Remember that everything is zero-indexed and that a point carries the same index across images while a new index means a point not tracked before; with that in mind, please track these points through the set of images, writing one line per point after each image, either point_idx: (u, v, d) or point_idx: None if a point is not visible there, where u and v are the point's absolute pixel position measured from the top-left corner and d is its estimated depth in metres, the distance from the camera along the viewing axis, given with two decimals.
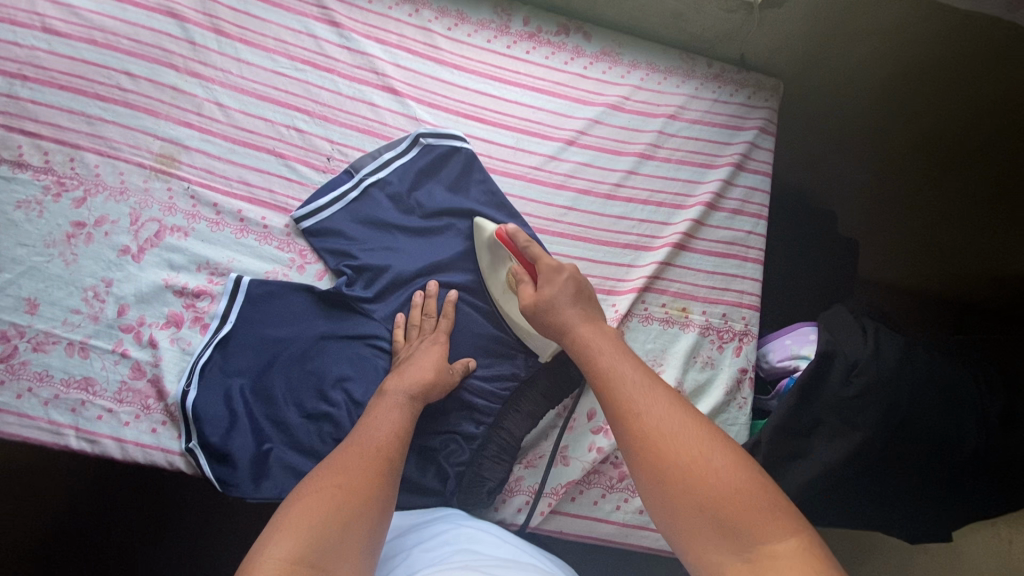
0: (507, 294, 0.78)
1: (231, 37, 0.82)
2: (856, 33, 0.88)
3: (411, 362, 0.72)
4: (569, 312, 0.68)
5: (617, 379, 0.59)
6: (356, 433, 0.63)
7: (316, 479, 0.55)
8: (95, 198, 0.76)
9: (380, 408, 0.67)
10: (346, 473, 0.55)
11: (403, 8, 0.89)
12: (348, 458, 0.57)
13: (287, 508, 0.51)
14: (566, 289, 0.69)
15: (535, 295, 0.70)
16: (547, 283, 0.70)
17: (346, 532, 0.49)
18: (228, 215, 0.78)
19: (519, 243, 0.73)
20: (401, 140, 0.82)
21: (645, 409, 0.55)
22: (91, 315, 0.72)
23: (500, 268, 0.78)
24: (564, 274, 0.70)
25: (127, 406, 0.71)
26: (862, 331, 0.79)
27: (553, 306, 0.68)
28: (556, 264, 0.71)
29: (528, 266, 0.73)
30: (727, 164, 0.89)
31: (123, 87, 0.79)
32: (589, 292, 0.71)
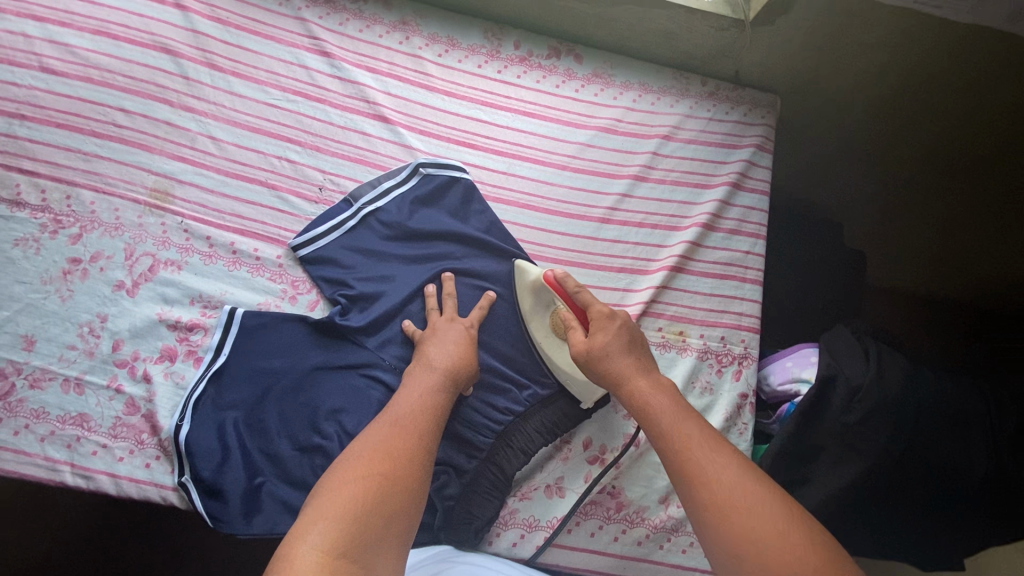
0: (551, 339, 0.77)
1: (224, 70, 0.83)
2: (850, 50, 0.85)
3: (449, 345, 0.73)
4: (623, 362, 0.68)
5: (686, 442, 0.59)
6: (393, 411, 0.65)
7: (359, 460, 0.57)
8: (91, 234, 0.76)
9: (414, 388, 0.68)
10: (388, 460, 0.57)
11: (394, 35, 0.89)
12: (389, 443, 0.60)
13: (333, 491, 0.53)
14: (620, 337, 0.70)
15: (588, 343, 0.70)
16: (601, 330, 0.70)
17: (391, 524, 0.52)
18: (221, 248, 0.78)
19: (570, 289, 0.73)
20: (399, 168, 0.83)
21: (715, 475, 0.55)
22: (87, 350, 0.73)
23: (545, 312, 0.77)
24: (618, 320, 0.71)
25: (122, 441, 0.71)
26: (864, 353, 0.77)
27: (605, 355, 0.69)
28: (609, 311, 0.71)
29: (578, 312, 0.73)
30: (724, 183, 0.88)
31: (119, 124, 0.80)
32: (639, 337, 0.72)
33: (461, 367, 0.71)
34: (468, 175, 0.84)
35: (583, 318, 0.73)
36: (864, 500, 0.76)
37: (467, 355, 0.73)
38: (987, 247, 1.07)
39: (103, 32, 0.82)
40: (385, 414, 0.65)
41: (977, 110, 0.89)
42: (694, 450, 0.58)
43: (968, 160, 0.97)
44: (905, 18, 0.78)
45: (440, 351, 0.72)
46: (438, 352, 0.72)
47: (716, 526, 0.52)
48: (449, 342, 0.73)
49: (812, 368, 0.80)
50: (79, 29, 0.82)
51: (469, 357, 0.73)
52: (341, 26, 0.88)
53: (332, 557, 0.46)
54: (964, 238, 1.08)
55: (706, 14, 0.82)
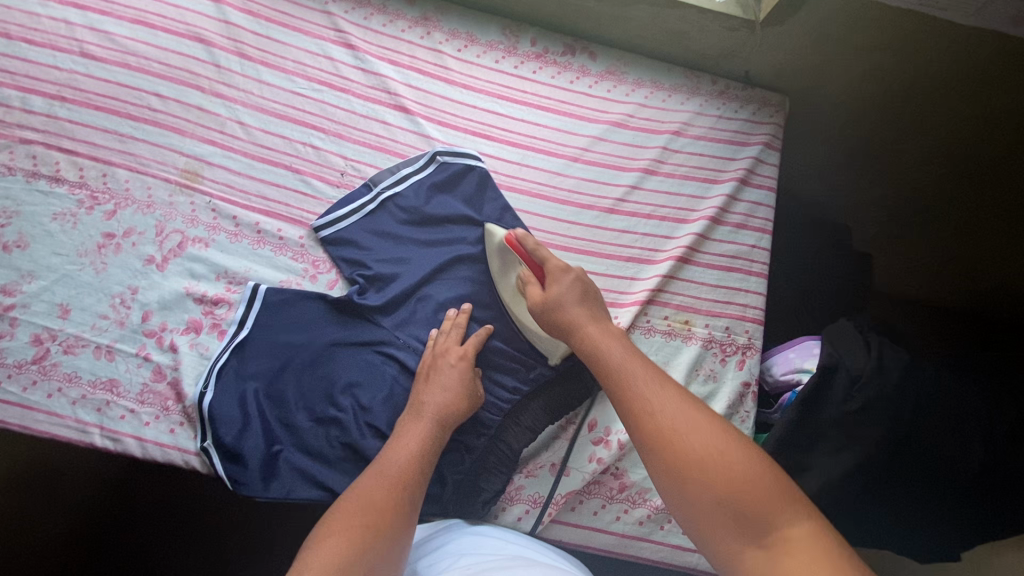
0: (517, 299, 0.80)
1: (253, 60, 0.87)
2: (857, 52, 0.88)
3: (440, 394, 0.73)
4: (575, 312, 0.70)
5: (632, 380, 0.62)
6: (383, 461, 0.67)
7: (346, 512, 0.59)
8: (125, 211, 0.80)
9: (408, 436, 0.70)
10: (371, 512, 0.59)
11: (415, 30, 0.92)
12: (374, 494, 0.62)
13: (320, 544, 0.55)
14: (572, 291, 0.72)
15: (543, 296, 0.72)
16: (555, 283, 0.72)
17: (373, 573, 0.54)
18: (247, 227, 0.82)
19: (528, 248, 0.76)
20: (418, 156, 0.86)
21: (661, 407, 0.58)
22: (117, 320, 0.77)
23: (510, 272, 0.81)
24: (571, 274, 0.73)
25: (149, 407, 0.75)
26: (864, 344, 0.78)
27: (558, 307, 0.71)
28: (564, 265, 0.73)
29: (537, 269, 0.76)
30: (731, 179, 0.91)
31: (153, 108, 0.84)
32: (594, 293, 0.73)
33: (450, 418, 0.73)
34: (482, 165, 0.87)
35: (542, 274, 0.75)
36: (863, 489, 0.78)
37: (459, 402, 0.74)
38: (995, 250, 1.08)
39: (141, 21, 0.86)
40: (373, 466, 0.67)
41: (982, 112, 0.92)
42: (641, 387, 0.61)
43: (976, 162, 0.99)
44: (909, 20, 0.81)
45: (434, 400, 0.73)
46: (431, 397, 0.73)
47: (663, 457, 0.55)
48: (443, 388, 0.74)
49: (814, 359, 0.83)
50: (118, 18, 0.86)
51: (459, 396, 0.74)
52: (366, 20, 0.92)
53: None
54: (972, 238, 1.09)
55: (718, 14, 0.84)
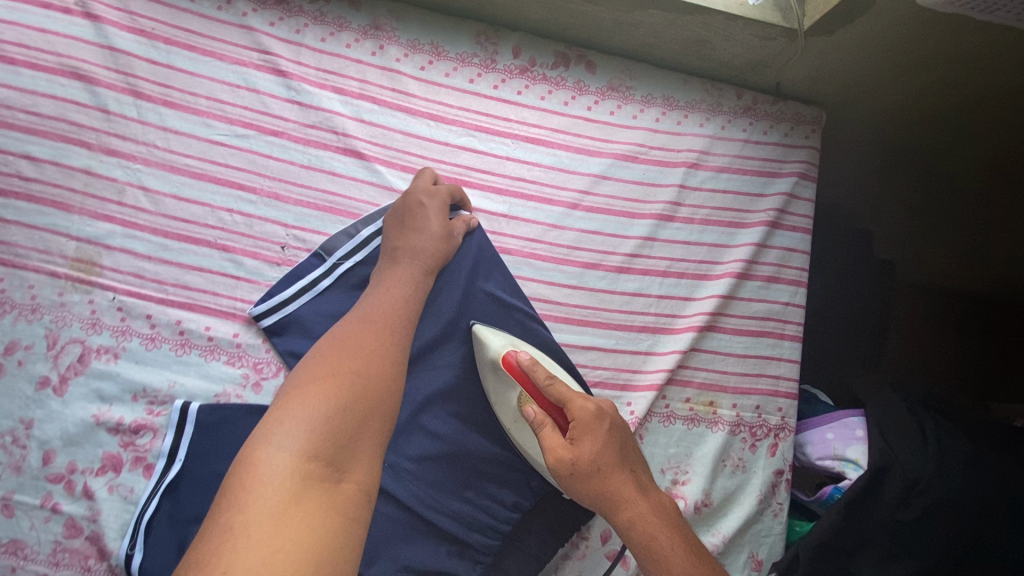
0: (519, 423, 0.66)
1: (153, 100, 0.67)
2: (911, 66, 0.70)
3: (416, 236, 0.65)
4: (617, 480, 0.58)
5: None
6: (363, 306, 0.60)
7: (328, 359, 0.53)
8: (3, 320, 0.63)
9: (386, 283, 0.62)
10: (355, 360, 0.54)
11: (364, 44, 0.72)
12: (359, 342, 0.55)
13: (299, 390, 0.50)
14: (609, 447, 0.59)
15: (570, 450, 0.58)
16: (587, 435, 0.59)
17: (364, 426, 0.51)
18: (165, 327, 0.65)
19: (538, 381, 0.60)
20: (379, 213, 0.68)
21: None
22: (12, 465, 0.61)
23: (510, 394, 0.66)
24: (606, 421, 0.60)
25: (65, 570, 0.61)
26: (922, 437, 0.66)
27: (593, 470, 0.58)
28: (596, 410, 0.59)
29: (551, 407, 0.61)
30: (761, 222, 0.75)
31: (25, 176, 0.64)
32: (631, 445, 0.61)
33: (433, 261, 0.65)
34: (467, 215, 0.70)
35: (557, 412, 0.61)
36: None
37: (438, 245, 0.65)
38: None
39: None
40: (356, 307, 0.60)
41: None
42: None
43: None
44: (981, 37, 0.63)
45: (410, 243, 0.64)
46: (406, 240, 0.64)
47: None
48: (417, 230, 0.65)
49: (857, 448, 0.70)
50: None
51: (443, 246, 0.65)
52: (298, 34, 0.71)
53: (301, 471, 0.45)
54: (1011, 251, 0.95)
55: (752, 21, 0.66)
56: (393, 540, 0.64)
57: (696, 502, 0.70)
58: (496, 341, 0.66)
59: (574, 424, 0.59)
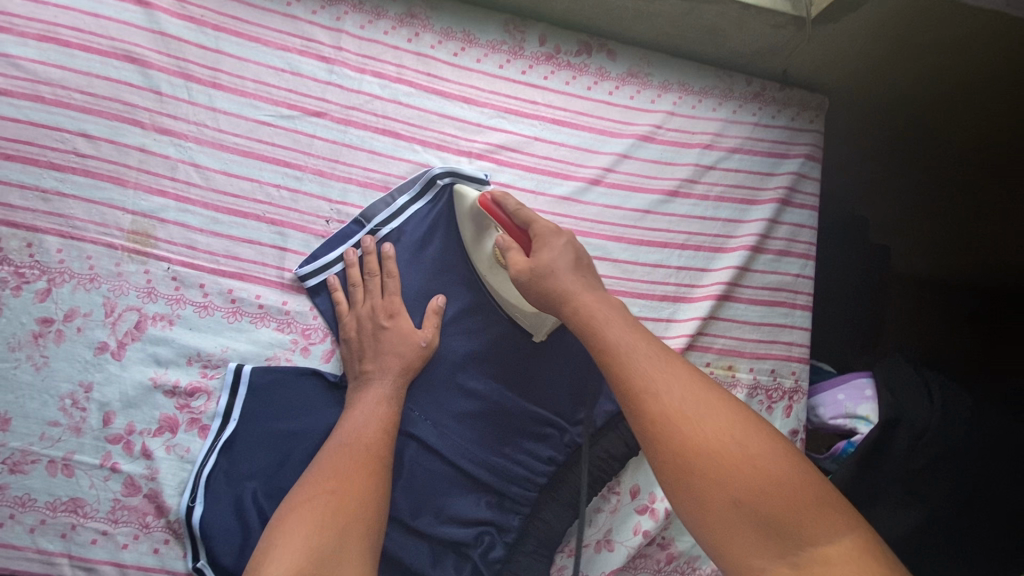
0: (494, 269, 0.70)
1: (203, 82, 0.71)
2: (908, 48, 0.76)
3: (384, 333, 0.68)
4: (570, 281, 0.59)
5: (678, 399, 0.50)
6: (347, 424, 0.63)
7: (307, 503, 0.56)
8: (62, 289, 0.65)
9: (361, 407, 0.65)
10: (342, 476, 0.58)
11: (401, 32, 0.76)
12: (335, 480, 0.58)
13: (288, 515, 0.55)
14: (565, 256, 0.61)
15: (531, 262, 0.60)
16: (545, 247, 0.61)
17: (348, 534, 0.54)
18: (217, 296, 0.68)
19: (509, 209, 0.63)
20: (413, 181, 0.73)
21: (705, 424, 0.48)
22: (72, 427, 0.64)
23: (485, 240, 0.69)
24: (563, 238, 0.62)
25: (124, 527, 0.64)
26: (925, 391, 0.71)
27: (550, 275, 0.59)
28: (554, 226, 0.62)
29: (519, 234, 0.63)
30: (772, 199, 0.81)
31: (81, 152, 0.67)
32: (588, 261, 0.62)
33: (403, 333, 0.68)
34: (489, 184, 0.74)
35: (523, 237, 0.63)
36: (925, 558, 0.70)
37: (401, 321, 0.69)
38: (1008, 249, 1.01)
39: (51, 38, 0.68)
40: (331, 443, 0.62)
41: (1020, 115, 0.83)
42: (673, 401, 0.50)
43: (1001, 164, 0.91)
44: (969, 21, 0.69)
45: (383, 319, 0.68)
46: (374, 320, 0.68)
47: (670, 452, 0.48)
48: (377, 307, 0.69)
49: (867, 405, 0.75)
50: (20, 34, 0.68)
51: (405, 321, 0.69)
52: (338, 21, 0.75)
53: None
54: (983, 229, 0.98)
55: (762, 10, 0.72)
56: (437, 490, 0.69)
57: None
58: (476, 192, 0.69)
59: (535, 238, 0.62)
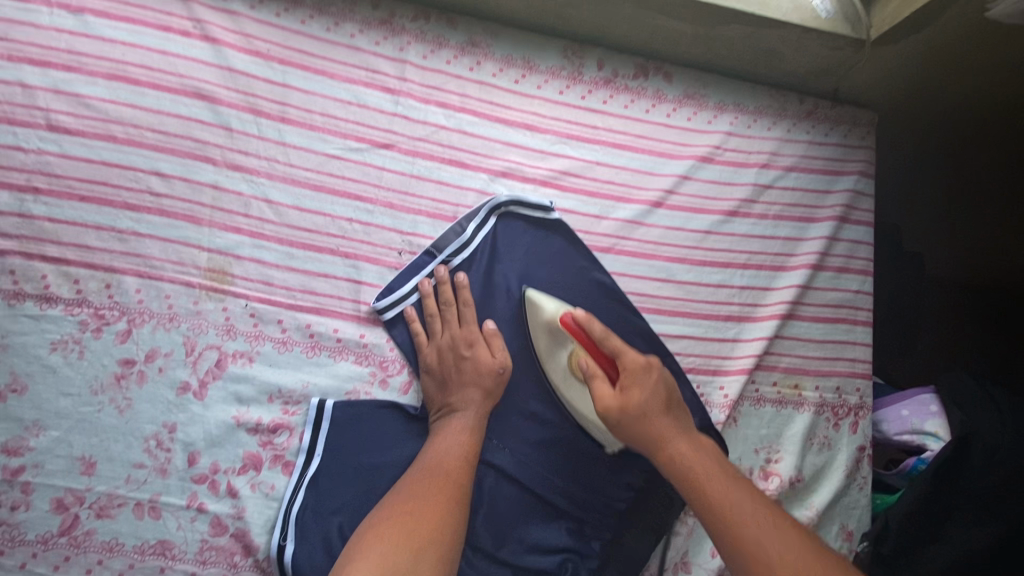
0: (569, 380, 0.69)
1: (272, 117, 0.71)
2: (963, 68, 0.77)
3: (464, 363, 0.68)
4: (661, 422, 0.62)
5: (754, 533, 0.54)
6: (432, 450, 0.64)
7: (389, 522, 0.56)
8: (142, 329, 0.65)
9: (444, 434, 0.65)
10: (424, 497, 0.58)
11: (463, 61, 0.77)
12: (414, 501, 0.58)
13: (369, 536, 0.55)
14: (654, 397, 0.63)
15: (620, 398, 0.62)
16: (634, 384, 0.63)
17: (425, 553, 0.53)
18: (296, 331, 0.68)
19: (594, 334, 0.64)
20: (479, 209, 0.73)
21: (776, 549, 0.52)
22: (158, 468, 0.64)
23: (559, 353, 0.69)
24: (653, 373, 0.64)
25: (213, 567, 0.63)
26: (993, 406, 0.72)
27: (641, 415, 0.62)
28: (644, 363, 0.64)
29: (604, 361, 0.65)
30: (829, 218, 0.82)
31: (155, 191, 0.67)
32: (677, 399, 0.65)
33: (481, 362, 0.68)
34: (554, 214, 0.75)
35: (605, 364, 0.65)
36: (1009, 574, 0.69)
37: (481, 349, 0.69)
38: None
39: (120, 76, 0.68)
40: (416, 466, 0.63)
41: None
42: (743, 523, 0.55)
43: None
44: None
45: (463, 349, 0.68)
46: (454, 351, 0.69)
47: (743, 570, 0.52)
48: (457, 337, 0.69)
49: (933, 420, 0.76)
50: (90, 74, 0.67)
51: (483, 349, 0.69)
52: (402, 52, 0.75)
53: None
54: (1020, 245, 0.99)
55: (824, 33, 0.73)
56: (518, 519, 0.69)
57: (790, 478, 0.75)
58: (548, 302, 0.70)
59: (624, 373, 0.64)
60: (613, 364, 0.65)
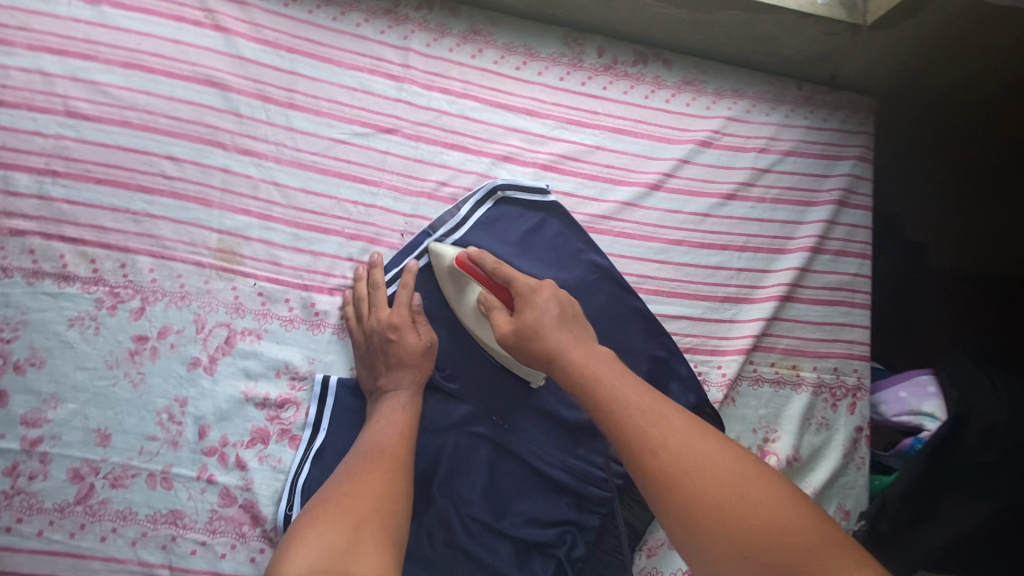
0: (479, 320, 0.69)
1: (281, 104, 0.73)
2: (961, 50, 0.78)
3: (391, 345, 0.66)
4: (559, 337, 0.60)
5: (652, 431, 0.52)
6: (364, 449, 0.60)
7: (317, 527, 0.51)
8: (155, 307, 0.68)
9: (376, 433, 0.62)
10: (354, 502, 0.54)
11: (465, 48, 0.79)
12: (342, 506, 0.53)
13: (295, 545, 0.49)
14: (550, 311, 0.62)
15: (514, 323, 0.62)
16: (528, 306, 0.62)
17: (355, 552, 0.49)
18: (302, 310, 0.70)
19: (487, 267, 0.66)
20: (477, 191, 0.75)
21: (687, 449, 0.50)
22: (169, 440, 0.66)
23: (465, 294, 0.70)
24: (544, 293, 0.64)
25: (222, 537, 0.65)
26: (991, 386, 0.72)
27: (536, 333, 0.60)
28: (534, 285, 0.64)
29: (501, 291, 0.66)
30: (828, 202, 0.82)
31: (168, 175, 0.70)
32: (574, 312, 0.64)
33: (408, 343, 0.66)
34: (551, 196, 0.76)
35: (503, 296, 0.65)
36: (1000, 548, 0.70)
37: (410, 333, 0.67)
38: None
39: (135, 65, 0.71)
40: (342, 471, 0.58)
41: None
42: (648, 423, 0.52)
43: None
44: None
45: (395, 335, 0.66)
46: (380, 336, 0.67)
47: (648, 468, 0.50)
48: (384, 323, 0.67)
49: (931, 401, 0.77)
50: (106, 62, 0.70)
51: (412, 333, 0.67)
52: (406, 40, 0.77)
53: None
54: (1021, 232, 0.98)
55: (820, 18, 0.74)
56: (518, 494, 0.70)
57: (788, 457, 0.75)
58: (452, 248, 0.70)
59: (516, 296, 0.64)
60: (509, 292, 0.65)
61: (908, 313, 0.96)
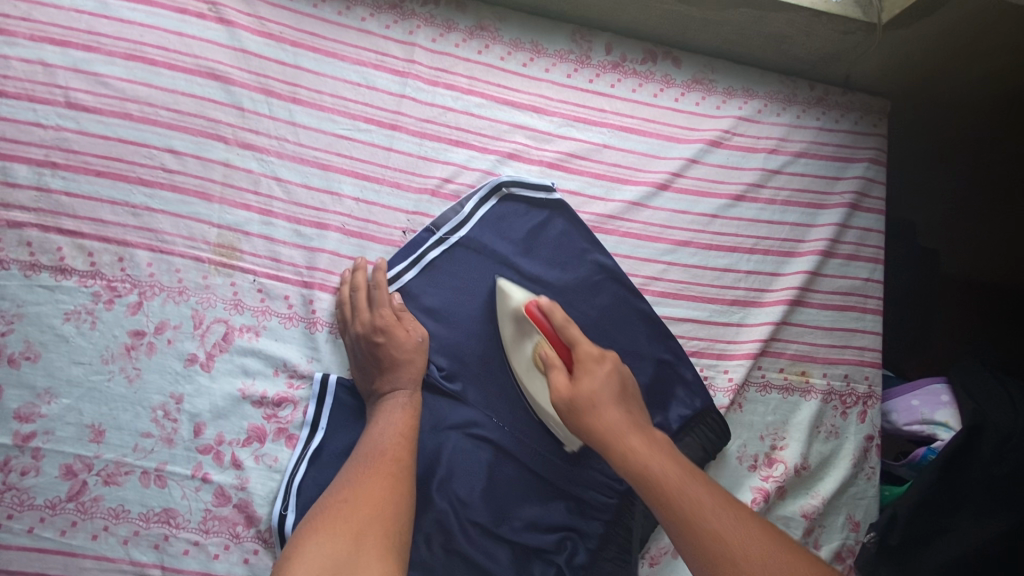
0: (530, 372, 0.68)
1: (284, 98, 0.72)
2: (977, 49, 0.76)
3: (380, 348, 0.65)
4: (613, 410, 0.59)
5: (673, 485, 0.53)
6: (363, 454, 0.59)
7: (316, 541, 0.50)
8: (152, 301, 0.67)
9: (375, 437, 0.61)
10: (355, 513, 0.53)
11: (471, 44, 0.78)
12: (341, 518, 0.52)
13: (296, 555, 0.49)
14: (609, 383, 0.61)
15: (572, 386, 0.60)
16: (588, 374, 0.61)
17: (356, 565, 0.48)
18: (301, 307, 0.69)
19: (555, 323, 0.63)
20: (480, 188, 0.74)
21: (704, 504, 0.52)
22: (164, 438, 0.65)
23: (523, 344, 0.68)
24: (606, 363, 0.62)
25: (215, 537, 0.63)
26: (1007, 396, 0.70)
27: (593, 404, 0.59)
28: (598, 352, 0.62)
29: (563, 351, 0.63)
30: (840, 205, 0.81)
31: (168, 168, 0.69)
32: (631, 386, 0.63)
33: (394, 345, 0.65)
34: (555, 193, 0.75)
35: (566, 356, 0.63)
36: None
37: (395, 334, 0.66)
38: None
39: (138, 56, 0.70)
40: (343, 478, 0.57)
41: None
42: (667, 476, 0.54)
43: None
44: None
45: (380, 337, 0.65)
46: (367, 340, 0.65)
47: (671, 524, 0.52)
48: (369, 327, 0.66)
49: (943, 410, 0.75)
50: (108, 54, 0.69)
51: (396, 331, 0.66)
52: (411, 35, 0.76)
53: None
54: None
55: (834, 17, 0.73)
56: (517, 498, 0.68)
57: (795, 465, 0.74)
58: (517, 292, 0.69)
59: (577, 362, 0.62)
60: (571, 354, 0.63)
61: (918, 319, 0.93)
